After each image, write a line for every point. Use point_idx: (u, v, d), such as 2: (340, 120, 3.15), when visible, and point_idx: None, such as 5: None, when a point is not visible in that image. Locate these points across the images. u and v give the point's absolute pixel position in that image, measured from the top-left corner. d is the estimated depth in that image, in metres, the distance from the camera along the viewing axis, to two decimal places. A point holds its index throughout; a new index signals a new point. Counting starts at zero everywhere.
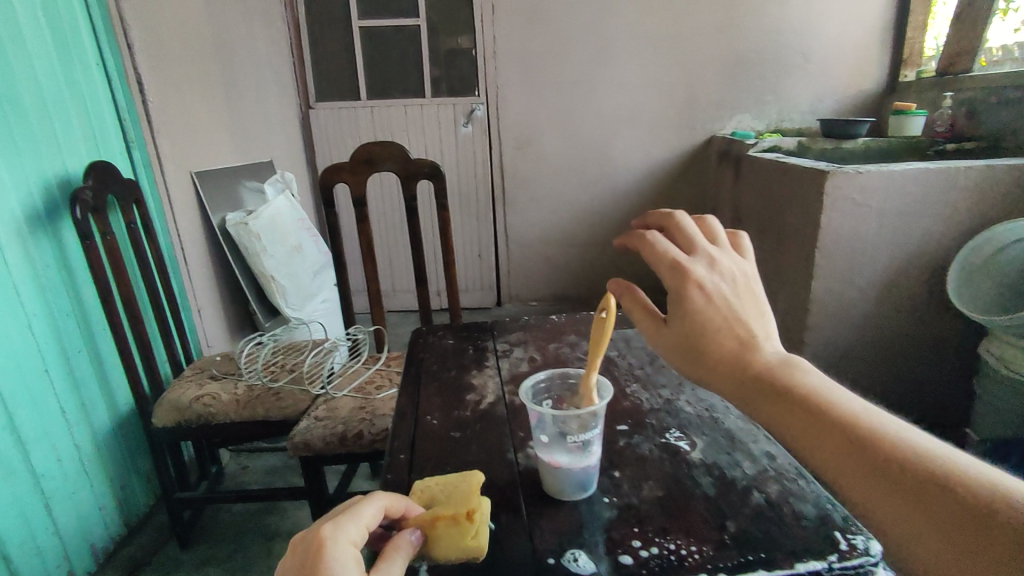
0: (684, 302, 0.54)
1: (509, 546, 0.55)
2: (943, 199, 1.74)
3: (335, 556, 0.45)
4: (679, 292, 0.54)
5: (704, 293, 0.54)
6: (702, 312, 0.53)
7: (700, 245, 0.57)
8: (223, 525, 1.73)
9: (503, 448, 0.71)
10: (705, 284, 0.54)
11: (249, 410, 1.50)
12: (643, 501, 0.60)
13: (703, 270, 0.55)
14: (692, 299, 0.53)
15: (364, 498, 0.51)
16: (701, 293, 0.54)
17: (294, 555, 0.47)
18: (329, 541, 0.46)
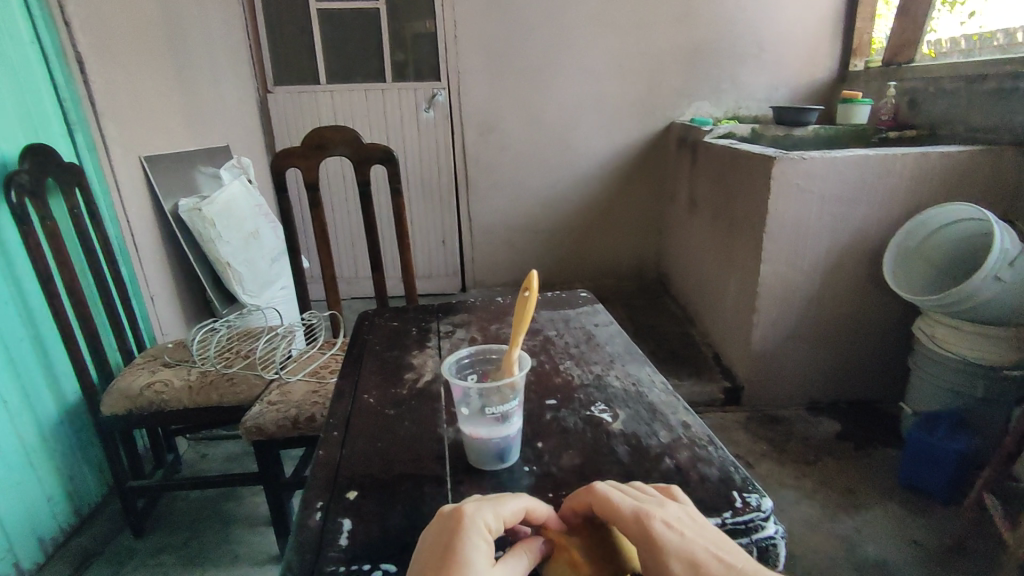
0: (652, 546, 0.48)
1: (429, 512, 0.58)
2: (881, 184, 1.81)
3: (471, 535, 0.47)
4: (645, 542, 0.49)
5: (668, 534, 0.49)
6: (682, 555, 0.48)
7: (634, 489, 0.54)
8: (179, 513, 1.73)
9: (434, 423, 0.74)
10: (667, 526, 0.49)
11: (201, 396, 1.49)
12: (561, 468, 0.63)
13: (660, 514, 0.50)
14: (657, 540, 0.48)
15: (517, 489, 0.53)
16: (670, 536, 0.49)
17: (443, 513, 0.49)
18: (473, 521, 0.47)
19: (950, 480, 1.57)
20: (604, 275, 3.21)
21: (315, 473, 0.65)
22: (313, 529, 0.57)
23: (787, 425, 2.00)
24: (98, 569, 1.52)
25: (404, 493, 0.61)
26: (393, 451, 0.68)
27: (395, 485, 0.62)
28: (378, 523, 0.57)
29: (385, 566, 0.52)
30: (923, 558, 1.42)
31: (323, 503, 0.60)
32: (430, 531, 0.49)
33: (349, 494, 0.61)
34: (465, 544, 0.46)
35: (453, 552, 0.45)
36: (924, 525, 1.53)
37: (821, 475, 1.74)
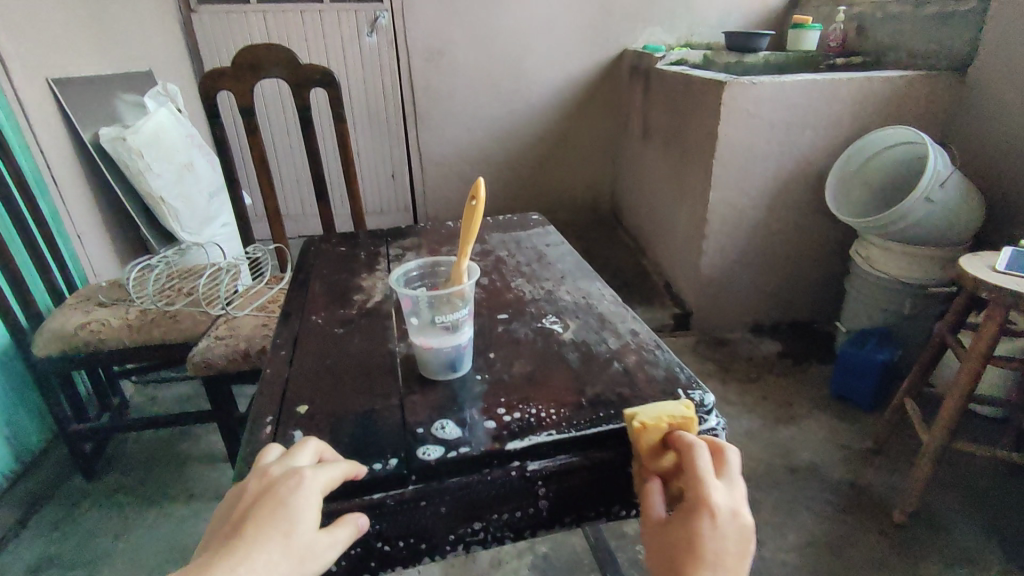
0: (689, 520, 0.46)
1: (382, 420, 0.58)
2: (827, 110, 1.84)
3: (307, 495, 0.44)
4: (687, 515, 0.46)
5: (711, 529, 0.45)
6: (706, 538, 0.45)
7: (733, 475, 0.49)
8: (130, 454, 1.69)
9: (385, 340, 0.73)
10: (718, 519, 0.45)
11: (142, 334, 1.43)
12: (512, 375, 0.64)
13: (723, 513, 0.46)
14: (699, 524, 0.45)
15: (318, 448, 0.50)
16: (709, 530, 0.45)
17: (244, 487, 0.45)
18: (302, 480, 0.45)
19: (877, 388, 1.69)
20: (558, 207, 3.21)
21: (263, 391, 0.64)
22: (263, 441, 0.56)
23: (732, 346, 2.09)
24: (48, 514, 1.49)
25: (356, 404, 0.61)
26: (343, 367, 0.67)
27: (345, 398, 0.62)
28: (329, 432, 0.57)
29: None
30: (850, 459, 1.55)
31: (272, 418, 0.59)
32: (232, 510, 0.45)
33: (299, 408, 0.60)
34: (294, 503, 0.44)
35: (283, 517, 0.43)
36: (852, 431, 1.65)
37: (762, 391, 1.84)
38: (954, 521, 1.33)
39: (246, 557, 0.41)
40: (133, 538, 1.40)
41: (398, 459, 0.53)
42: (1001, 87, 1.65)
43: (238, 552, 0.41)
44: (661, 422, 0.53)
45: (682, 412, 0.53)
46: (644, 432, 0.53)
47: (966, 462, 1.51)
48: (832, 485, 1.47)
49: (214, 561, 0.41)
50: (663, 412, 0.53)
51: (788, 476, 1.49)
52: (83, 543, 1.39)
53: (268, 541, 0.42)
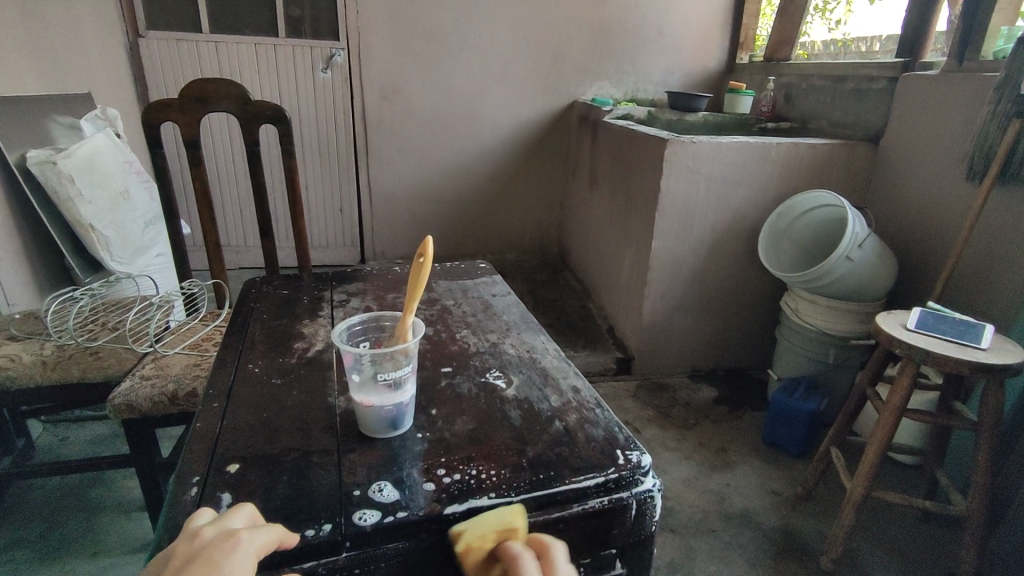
0: None
1: (317, 481, 0.56)
2: (759, 171, 1.97)
3: (242, 559, 0.43)
4: None
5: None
6: None
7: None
8: (33, 503, 1.55)
9: (325, 393, 0.71)
10: None
11: (60, 373, 1.33)
12: (454, 432, 0.64)
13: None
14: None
15: (256, 514, 0.48)
16: None
17: (171, 552, 0.43)
18: (237, 543, 0.43)
19: (805, 436, 1.77)
20: (507, 248, 3.24)
21: (190, 447, 0.61)
22: (187, 505, 0.53)
23: (672, 392, 2.15)
24: None
25: (291, 462, 0.59)
26: (280, 422, 0.65)
27: (280, 456, 0.60)
28: (259, 495, 0.54)
29: None
30: (780, 507, 1.60)
31: (198, 478, 0.56)
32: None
33: (229, 467, 0.58)
34: (228, 569, 0.42)
35: None
36: (783, 478, 1.71)
37: (699, 437, 1.89)
38: (874, 569, 1.39)
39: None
40: None
41: (333, 525, 0.51)
42: (909, 159, 1.82)
43: None
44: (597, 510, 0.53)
45: (507, 518, 0.52)
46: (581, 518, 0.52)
47: (885, 508, 1.58)
48: (763, 532, 1.51)
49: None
50: (488, 524, 0.52)
51: (722, 523, 1.53)
52: None
53: None
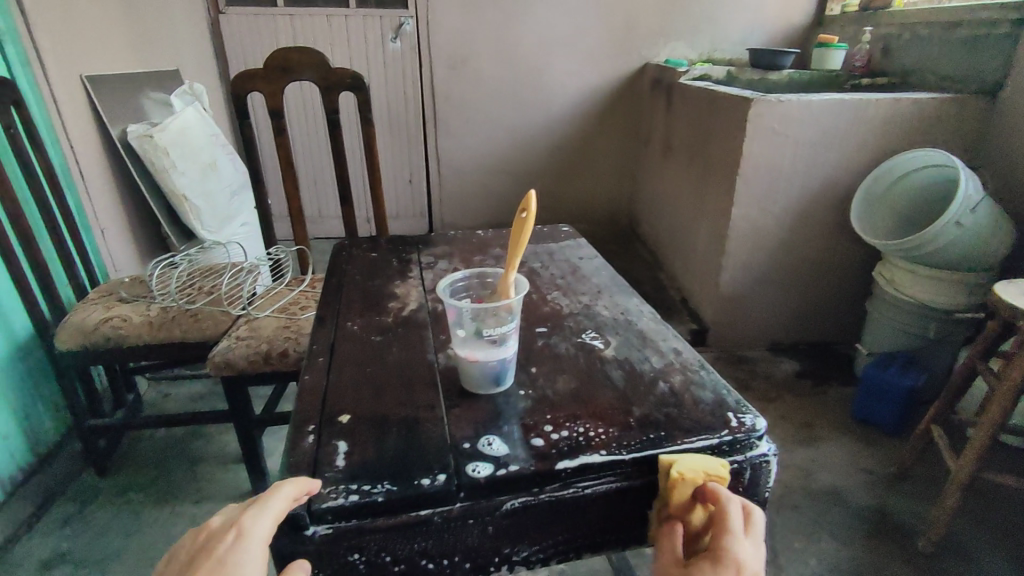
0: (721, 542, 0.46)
1: (427, 433, 0.57)
2: (855, 130, 1.82)
3: (245, 554, 0.44)
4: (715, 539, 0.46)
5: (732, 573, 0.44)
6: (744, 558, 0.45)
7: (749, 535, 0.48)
8: (143, 452, 1.68)
9: (423, 350, 0.72)
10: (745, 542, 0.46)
11: (164, 332, 1.42)
12: (556, 391, 0.63)
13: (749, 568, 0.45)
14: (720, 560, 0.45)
15: (278, 483, 0.48)
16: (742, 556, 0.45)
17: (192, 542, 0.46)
18: (235, 540, 0.44)
19: (900, 413, 1.67)
20: (576, 218, 3.19)
21: (302, 398, 0.63)
22: (306, 450, 0.55)
23: (750, 365, 2.07)
24: (59, 510, 1.48)
25: (399, 414, 0.60)
26: (384, 376, 0.66)
27: (388, 408, 0.61)
28: (373, 445, 0.55)
29: (386, 482, 0.51)
30: (871, 486, 1.52)
31: (314, 426, 0.58)
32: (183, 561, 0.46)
33: (340, 417, 0.59)
34: (230, 560, 0.44)
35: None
36: (874, 456, 1.62)
37: (782, 411, 1.82)
38: (979, 555, 1.30)
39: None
40: (145, 536, 1.39)
41: (447, 475, 0.51)
42: None
43: None
44: (698, 475, 0.51)
45: (716, 465, 0.52)
46: (684, 481, 0.51)
47: (992, 492, 1.47)
48: (852, 511, 1.44)
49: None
50: (699, 463, 0.52)
51: (807, 500, 1.47)
52: (95, 539, 1.39)
53: None
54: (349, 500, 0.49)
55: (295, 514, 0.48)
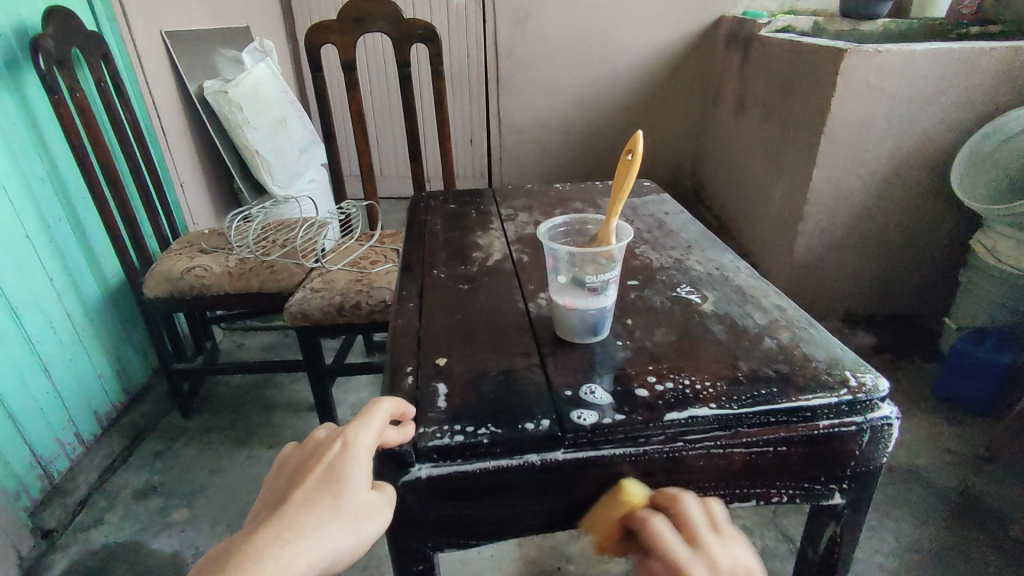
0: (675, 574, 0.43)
1: (526, 380, 0.56)
2: (959, 84, 1.67)
3: (354, 460, 0.42)
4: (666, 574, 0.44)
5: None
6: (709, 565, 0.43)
7: (702, 534, 0.45)
8: (223, 396, 1.77)
9: (513, 299, 0.70)
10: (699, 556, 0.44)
11: (243, 282, 1.47)
12: (657, 343, 0.61)
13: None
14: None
15: (376, 399, 0.47)
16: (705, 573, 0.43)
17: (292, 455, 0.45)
18: (344, 445, 0.43)
19: (991, 392, 1.56)
20: None
21: (398, 340, 0.63)
22: (407, 390, 0.55)
23: None
24: (149, 446, 1.58)
25: (496, 360, 0.59)
26: (476, 322, 0.66)
27: (483, 353, 0.60)
28: (472, 388, 0.55)
29: (490, 424, 0.50)
30: (956, 466, 1.44)
31: (412, 368, 0.58)
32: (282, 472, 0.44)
33: (438, 360, 0.59)
34: (341, 465, 0.42)
35: (330, 482, 0.41)
36: (959, 436, 1.53)
37: None
38: None
39: (296, 525, 0.39)
40: (227, 474, 1.47)
41: (551, 420, 0.50)
42: None
43: (287, 515, 0.39)
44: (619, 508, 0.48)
45: (630, 491, 0.49)
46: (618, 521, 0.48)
47: None
48: (935, 490, 1.37)
49: (264, 524, 0.39)
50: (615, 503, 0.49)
51: (885, 477, 1.40)
52: (183, 474, 1.48)
53: (317, 506, 0.40)
54: (455, 440, 0.48)
55: (402, 450, 0.48)
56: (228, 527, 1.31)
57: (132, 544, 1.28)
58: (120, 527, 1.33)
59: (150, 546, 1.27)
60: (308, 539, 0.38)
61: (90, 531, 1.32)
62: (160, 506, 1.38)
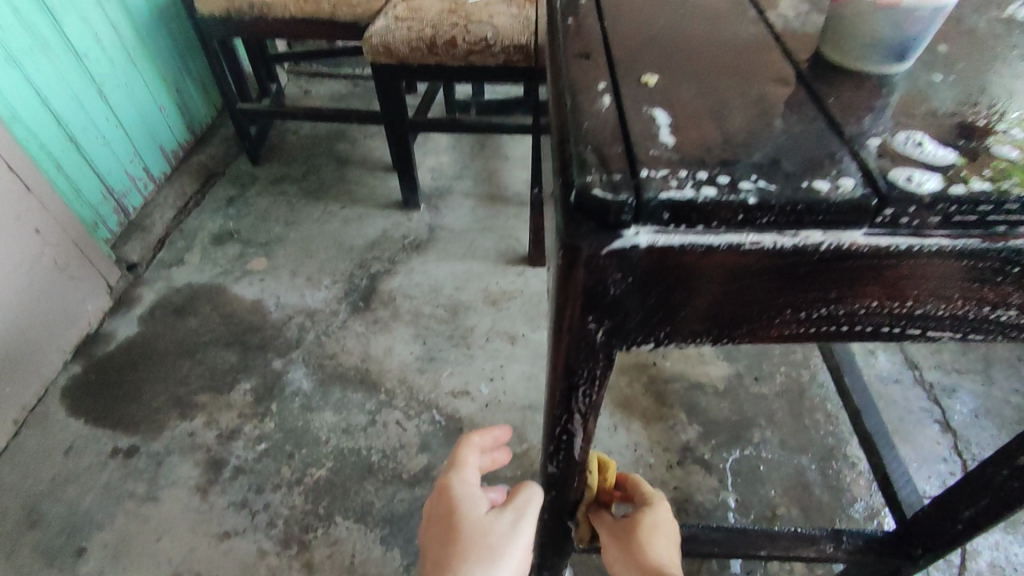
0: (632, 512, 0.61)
1: (795, 119, 0.35)
2: None
3: (468, 486, 0.58)
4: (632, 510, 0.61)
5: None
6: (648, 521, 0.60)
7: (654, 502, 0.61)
8: (293, 145, 1.61)
9: (739, 6, 0.46)
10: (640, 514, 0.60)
11: (312, 5, 1.20)
12: (1002, 85, 0.37)
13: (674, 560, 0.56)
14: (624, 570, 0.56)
15: (465, 439, 0.62)
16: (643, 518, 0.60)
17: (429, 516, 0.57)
18: (460, 482, 0.58)
19: None
20: None
21: (572, 47, 0.41)
22: (606, 115, 0.35)
23: None
24: (221, 190, 1.48)
25: (736, 88, 0.37)
26: (691, 34, 0.42)
27: (712, 78, 0.38)
28: (711, 122, 0.34)
29: (755, 177, 0.31)
30: None
31: (607, 85, 0.37)
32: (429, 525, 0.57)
33: (646, 79, 0.38)
34: (465, 491, 0.57)
35: (464, 505, 0.55)
36: None
37: None
38: None
39: (461, 538, 0.52)
40: (303, 228, 1.38)
41: (856, 180, 0.31)
42: None
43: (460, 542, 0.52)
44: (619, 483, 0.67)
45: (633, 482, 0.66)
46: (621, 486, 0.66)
47: None
48: None
49: (454, 555, 0.52)
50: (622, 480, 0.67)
51: None
52: (258, 223, 1.40)
53: (470, 518, 0.54)
54: (704, 196, 0.30)
55: (615, 203, 0.30)
56: (308, 282, 1.26)
57: (215, 287, 1.26)
58: (201, 270, 1.29)
59: (232, 291, 1.25)
60: (475, 534, 0.53)
61: (173, 270, 1.29)
62: (238, 253, 1.33)
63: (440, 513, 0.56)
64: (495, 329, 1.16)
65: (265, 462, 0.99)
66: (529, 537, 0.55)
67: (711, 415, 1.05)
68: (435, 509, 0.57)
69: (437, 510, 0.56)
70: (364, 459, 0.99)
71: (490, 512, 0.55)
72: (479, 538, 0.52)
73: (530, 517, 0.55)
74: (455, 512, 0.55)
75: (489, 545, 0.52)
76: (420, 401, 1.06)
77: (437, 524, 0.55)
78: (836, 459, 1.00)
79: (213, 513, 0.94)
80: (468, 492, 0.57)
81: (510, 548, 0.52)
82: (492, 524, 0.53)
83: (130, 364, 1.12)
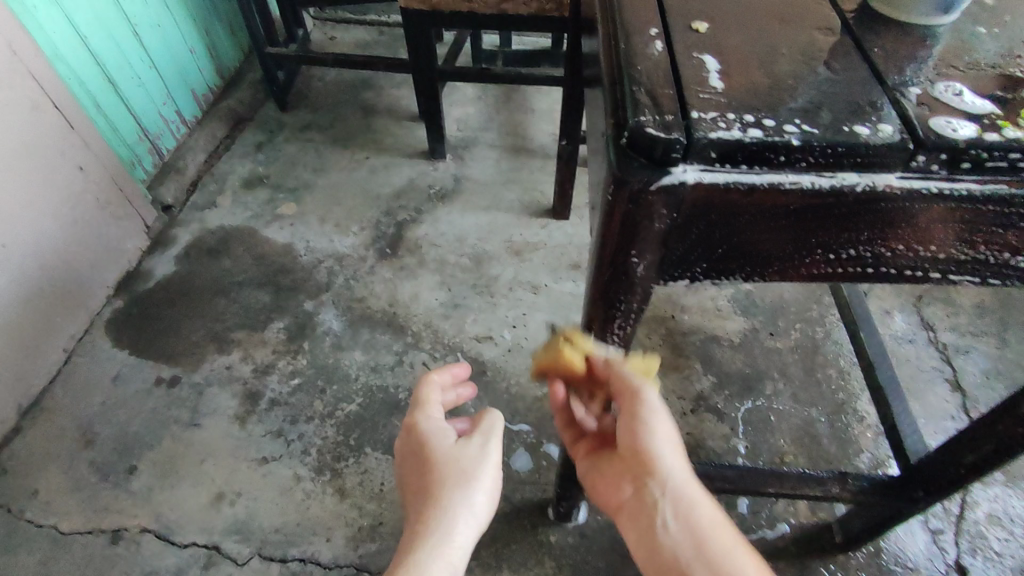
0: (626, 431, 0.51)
1: (841, 66, 0.37)
2: None
3: (434, 424, 0.61)
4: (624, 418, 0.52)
5: (663, 501, 0.49)
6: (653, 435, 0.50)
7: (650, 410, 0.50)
8: (319, 92, 1.62)
9: None
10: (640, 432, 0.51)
11: None
12: None
13: (698, 499, 0.49)
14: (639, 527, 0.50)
15: (425, 380, 0.66)
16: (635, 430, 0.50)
17: (404, 457, 0.61)
18: (426, 422, 0.61)
19: None
20: None
21: None
22: (659, 59, 0.37)
23: None
24: (250, 135, 1.50)
25: (784, 37, 0.39)
26: None
27: (761, 26, 0.40)
28: (760, 69, 0.36)
29: (799, 121, 0.33)
30: None
31: (659, 30, 0.39)
32: (405, 466, 0.60)
33: (695, 25, 0.39)
34: (433, 425, 0.61)
35: (433, 438, 0.59)
36: None
37: None
38: None
39: (438, 471, 0.56)
40: (331, 174, 1.41)
41: (894, 126, 0.33)
42: None
43: (437, 474, 0.56)
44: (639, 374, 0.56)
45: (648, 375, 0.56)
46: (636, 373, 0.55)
47: None
48: None
49: (433, 488, 0.56)
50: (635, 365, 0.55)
51: None
52: (287, 169, 1.42)
53: (442, 449, 0.58)
54: (750, 137, 0.32)
55: (666, 142, 0.32)
56: (337, 228, 1.29)
57: (246, 230, 1.29)
58: (233, 213, 1.33)
59: (264, 234, 1.28)
60: (449, 463, 0.57)
61: (206, 212, 1.33)
62: (269, 198, 1.36)
63: (414, 450, 0.60)
64: (519, 279, 1.19)
65: (299, 396, 1.05)
66: (499, 457, 0.60)
67: (726, 368, 1.09)
68: (407, 448, 0.61)
69: (410, 448, 0.60)
70: (392, 396, 1.05)
71: (458, 442, 0.59)
72: (452, 465, 0.57)
73: (496, 439, 0.60)
74: (425, 448, 0.59)
75: (463, 468, 0.57)
76: (445, 344, 1.11)
77: (410, 461, 0.59)
78: (845, 413, 1.03)
79: (252, 440, 1.00)
80: (434, 427, 0.61)
81: (483, 470, 0.57)
82: (463, 451, 0.58)
83: (170, 300, 1.17)
